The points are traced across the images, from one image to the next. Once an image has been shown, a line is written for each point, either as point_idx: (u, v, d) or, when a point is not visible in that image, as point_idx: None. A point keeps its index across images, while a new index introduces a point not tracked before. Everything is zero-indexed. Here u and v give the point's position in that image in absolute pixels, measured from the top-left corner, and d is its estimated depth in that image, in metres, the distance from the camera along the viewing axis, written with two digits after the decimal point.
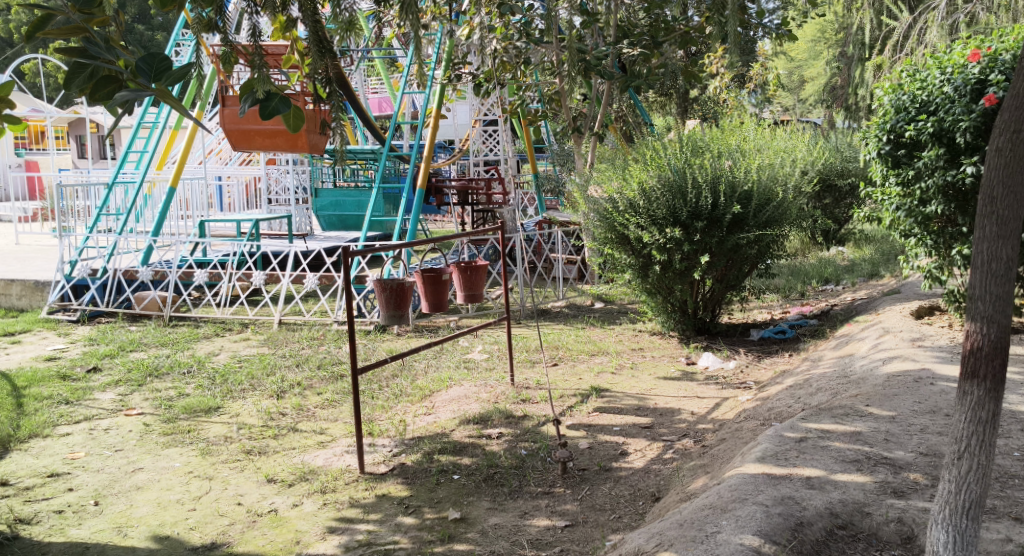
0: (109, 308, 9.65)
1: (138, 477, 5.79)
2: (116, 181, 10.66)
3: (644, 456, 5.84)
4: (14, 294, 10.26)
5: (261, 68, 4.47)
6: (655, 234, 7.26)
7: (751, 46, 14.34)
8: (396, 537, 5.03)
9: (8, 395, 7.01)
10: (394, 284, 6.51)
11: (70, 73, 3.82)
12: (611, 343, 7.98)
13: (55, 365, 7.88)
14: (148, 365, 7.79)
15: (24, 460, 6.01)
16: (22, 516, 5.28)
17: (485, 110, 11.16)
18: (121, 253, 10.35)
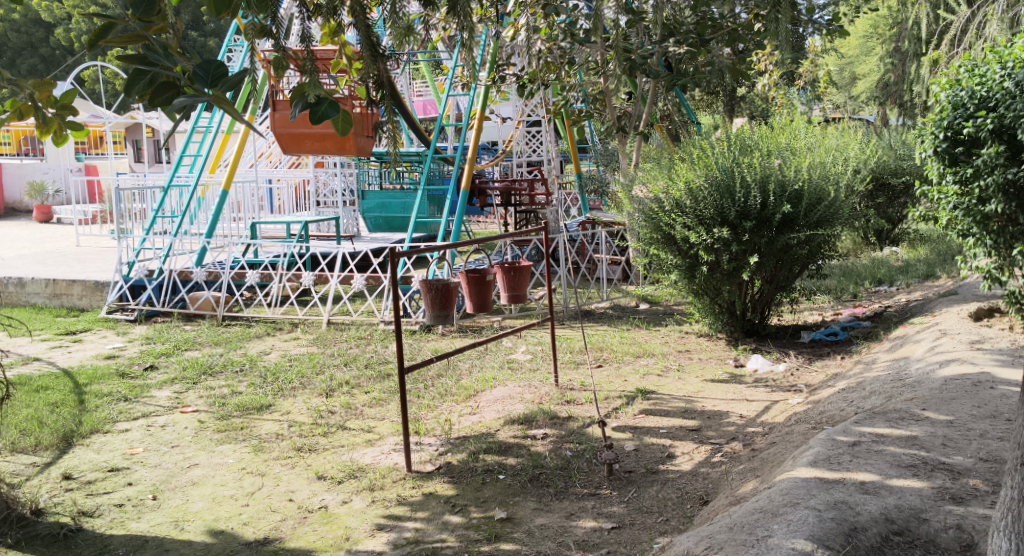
0: (165, 307, 9.79)
1: (193, 472, 5.87)
2: (171, 184, 10.79)
3: (692, 459, 5.79)
4: (75, 294, 10.46)
5: (313, 74, 4.55)
6: (702, 234, 7.21)
7: (803, 43, 14.17)
8: (443, 536, 5.04)
9: (70, 392, 7.14)
10: (440, 284, 6.53)
11: (129, 79, 3.92)
12: (658, 345, 7.93)
13: (113, 363, 8.01)
14: (202, 363, 7.89)
15: (86, 455, 6.11)
16: (84, 509, 5.37)
17: (528, 111, 11.09)
18: (177, 254, 10.52)
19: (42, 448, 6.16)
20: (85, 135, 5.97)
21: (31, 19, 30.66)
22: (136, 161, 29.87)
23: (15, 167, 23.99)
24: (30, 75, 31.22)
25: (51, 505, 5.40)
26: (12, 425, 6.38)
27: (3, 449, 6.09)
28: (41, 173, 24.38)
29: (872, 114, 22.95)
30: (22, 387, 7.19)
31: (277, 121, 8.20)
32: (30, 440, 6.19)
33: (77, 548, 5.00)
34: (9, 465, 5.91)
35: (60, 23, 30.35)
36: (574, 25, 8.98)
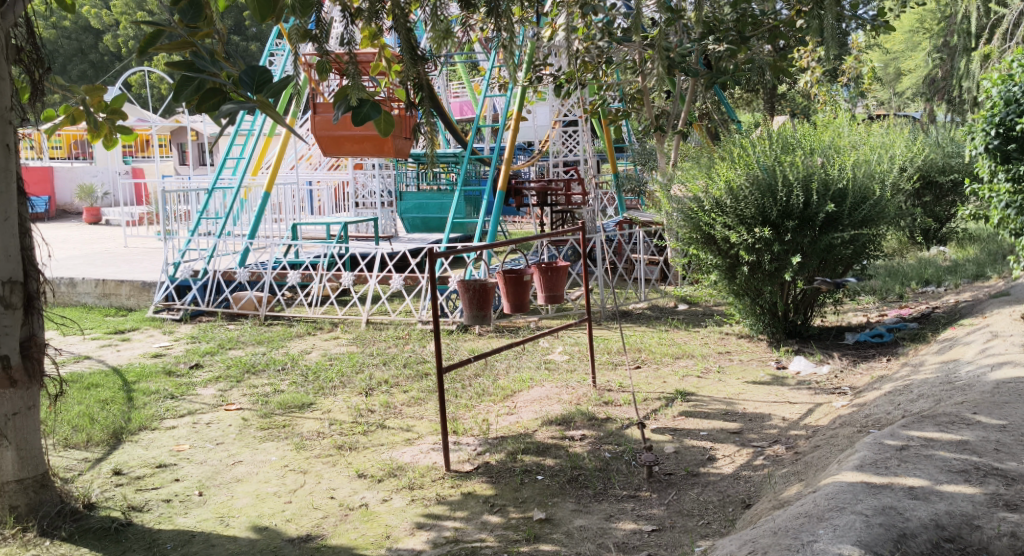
0: (209, 307, 9.88)
1: (238, 469, 5.90)
2: (215, 187, 10.87)
3: (733, 462, 5.72)
4: (123, 294, 10.58)
5: (355, 76, 4.58)
6: (743, 234, 7.14)
7: (847, 39, 13.98)
8: (482, 536, 5.02)
9: (119, 389, 7.23)
10: (477, 284, 6.51)
11: (178, 83, 3.99)
12: (697, 346, 7.86)
13: (160, 361, 8.09)
14: (245, 362, 7.95)
15: (134, 451, 6.17)
16: (133, 504, 5.43)
17: (565, 111, 10.98)
18: (220, 254, 10.62)
19: (93, 444, 6.23)
20: (133, 138, 6.14)
21: (81, 26, 31.00)
22: (181, 164, 30.19)
23: (66, 170, 24.39)
24: (80, 81, 31.68)
25: (102, 500, 5.46)
26: (64, 421, 6.47)
27: (56, 444, 6.18)
28: (90, 176, 24.73)
29: (919, 109, 22.61)
30: (73, 385, 7.29)
31: (318, 123, 8.25)
32: (82, 436, 6.27)
33: (126, 542, 5.05)
34: (61, 460, 5.99)
35: (108, 29, 30.72)
36: (611, 24, 8.92)
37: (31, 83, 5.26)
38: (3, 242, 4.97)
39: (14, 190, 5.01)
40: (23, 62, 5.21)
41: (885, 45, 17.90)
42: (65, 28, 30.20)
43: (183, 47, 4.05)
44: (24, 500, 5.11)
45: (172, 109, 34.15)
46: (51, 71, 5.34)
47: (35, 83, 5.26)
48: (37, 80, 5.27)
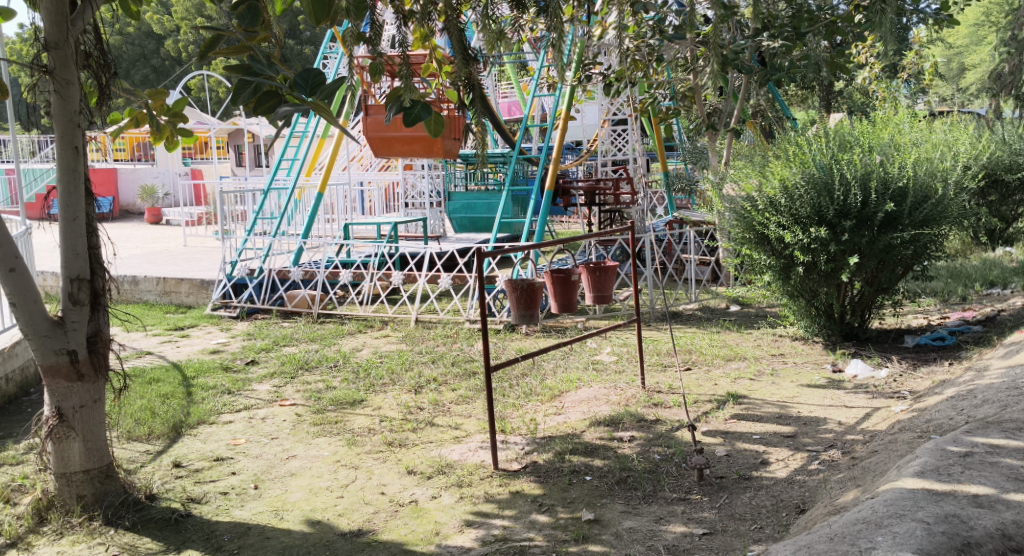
0: (264, 305, 9.95)
1: (292, 463, 5.92)
2: (270, 187, 10.97)
3: (787, 466, 5.61)
4: (183, 292, 10.70)
5: (407, 78, 4.54)
6: (798, 233, 7.02)
7: (908, 33, 13.64)
8: (531, 534, 4.98)
9: (179, 384, 7.31)
10: (525, 284, 6.45)
11: (236, 87, 4.18)
12: (750, 348, 7.73)
13: (218, 357, 8.16)
14: (299, 358, 7.99)
15: (193, 444, 6.22)
16: (192, 496, 5.47)
17: (615, 110, 10.81)
18: (274, 253, 10.72)
19: (155, 437, 6.30)
20: (194, 141, 6.24)
21: (144, 32, 31.39)
22: (238, 165, 30.46)
23: (128, 171, 24.55)
24: (143, 85, 32.13)
25: (163, 491, 5.51)
26: (127, 415, 6.56)
27: (120, 436, 6.26)
28: (152, 178, 24.92)
29: (984, 106, 22.04)
30: (135, 379, 7.39)
31: (370, 126, 8.19)
32: (144, 429, 6.34)
33: (186, 532, 5.10)
34: (125, 452, 6.06)
35: (169, 35, 31.10)
36: (662, 22, 8.82)
37: (98, 87, 5.28)
38: (71, 241, 5.06)
39: (82, 190, 5.08)
40: (91, 68, 5.24)
41: (949, 39, 17.45)
42: (128, 33, 30.59)
43: (242, 50, 4.30)
44: (90, 490, 5.20)
45: (229, 112, 34.45)
46: (118, 75, 5.36)
47: (103, 87, 5.27)
48: (104, 84, 5.29)
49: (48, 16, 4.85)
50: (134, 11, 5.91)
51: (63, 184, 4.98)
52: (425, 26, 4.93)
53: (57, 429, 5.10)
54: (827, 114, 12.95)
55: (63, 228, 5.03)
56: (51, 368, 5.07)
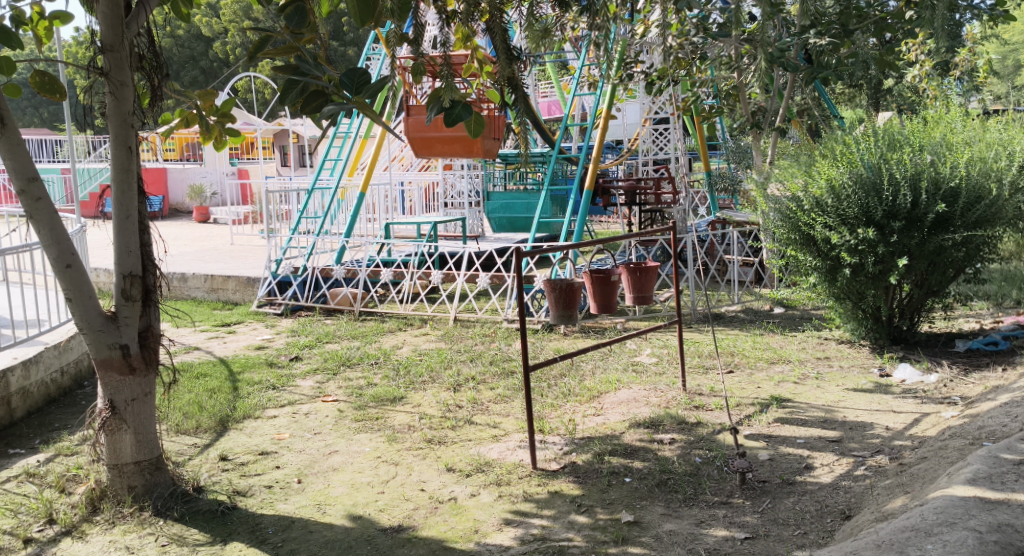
0: (307, 302, 9.99)
1: (334, 458, 5.93)
2: (313, 187, 11.02)
3: (832, 471, 5.50)
4: (229, 289, 10.78)
5: (449, 78, 4.60)
6: (845, 234, 6.93)
7: (960, 31, 13.36)
8: (570, 535, 4.93)
9: (225, 379, 7.36)
10: (564, 284, 6.39)
11: (283, 88, 4.21)
12: (794, 351, 7.61)
13: (263, 353, 8.22)
14: (341, 355, 8.01)
15: (239, 438, 6.26)
16: (237, 489, 5.50)
17: (656, 108, 10.71)
18: (317, 251, 10.76)
19: (202, 430, 6.34)
20: (241, 141, 6.30)
21: (193, 35, 31.76)
22: (282, 166, 30.71)
23: (178, 171, 24.81)
24: (192, 87, 32.56)
25: (210, 484, 5.54)
26: (176, 408, 6.62)
27: (169, 429, 6.32)
28: (200, 177, 25.14)
29: None
30: (184, 374, 7.46)
31: (410, 125, 8.10)
32: (192, 422, 6.39)
33: (232, 524, 5.12)
34: (173, 445, 6.11)
35: (217, 37, 31.44)
36: (706, 19, 8.76)
37: (150, 89, 5.31)
38: (124, 238, 5.09)
39: (135, 190, 5.12)
40: (144, 70, 5.26)
41: None
42: (179, 36, 30.97)
43: (290, 50, 4.41)
44: (140, 481, 5.24)
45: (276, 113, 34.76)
46: (169, 77, 5.39)
47: (155, 89, 5.29)
48: (156, 86, 5.32)
49: (104, 20, 4.87)
50: (184, 13, 5.95)
51: (118, 183, 5.02)
52: (469, 27, 4.97)
53: (110, 421, 5.15)
54: (875, 111, 12.71)
55: (117, 226, 5.08)
56: (104, 361, 5.11)
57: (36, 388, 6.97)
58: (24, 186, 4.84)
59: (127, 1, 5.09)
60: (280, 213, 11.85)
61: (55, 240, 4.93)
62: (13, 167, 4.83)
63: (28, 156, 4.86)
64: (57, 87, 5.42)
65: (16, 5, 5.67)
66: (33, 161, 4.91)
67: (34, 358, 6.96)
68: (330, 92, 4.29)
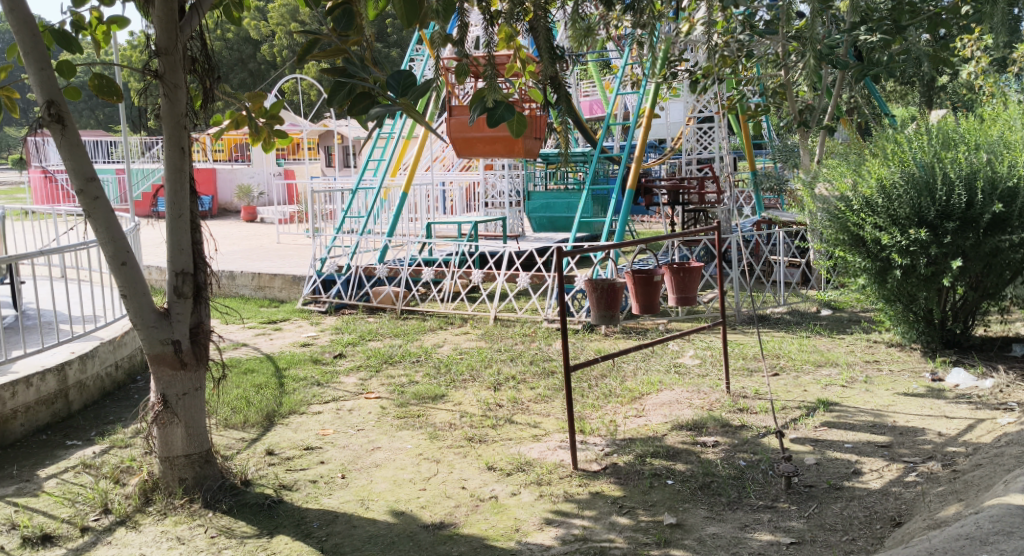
0: (351, 300, 10.02)
1: (377, 455, 5.92)
2: (357, 187, 11.06)
3: (882, 477, 5.38)
4: (276, 287, 10.85)
5: (491, 78, 4.57)
6: (896, 235, 6.81)
7: None
8: (612, 536, 4.87)
9: (272, 375, 7.41)
10: (606, 284, 6.31)
11: (331, 89, 4.27)
12: (842, 354, 7.47)
13: (308, 350, 8.25)
14: (383, 353, 8.02)
15: (285, 433, 6.28)
16: (284, 483, 5.51)
17: (700, 107, 10.47)
18: (360, 250, 10.79)
19: (249, 425, 6.37)
20: (289, 141, 6.37)
21: (242, 37, 32.06)
22: (327, 165, 30.93)
23: (227, 171, 25.03)
24: (241, 89, 32.97)
25: (257, 477, 5.56)
26: (224, 403, 6.66)
27: (217, 424, 6.36)
28: (248, 177, 25.35)
29: None
30: (232, 369, 7.52)
31: (452, 126, 8.01)
32: (240, 417, 6.43)
33: (278, 518, 5.13)
34: (221, 439, 6.15)
35: (265, 39, 31.73)
36: (753, 17, 8.66)
37: (203, 91, 5.33)
38: (176, 236, 5.12)
39: (187, 189, 5.14)
40: (197, 73, 5.29)
41: None
42: (229, 39, 31.30)
43: (337, 53, 4.46)
44: (190, 474, 5.26)
45: (320, 114, 34.99)
46: (222, 80, 5.40)
47: (208, 91, 5.31)
48: (208, 89, 5.35)
49: (159, 23, 4.89)
50: (235, 16, 6.00)
51: (171, 183, 5.05)
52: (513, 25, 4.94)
53: (162, 415, 5.18)
54: (927, 108, 12.42)
55: (170, 225, 5.10)
56: (156, 356, 5.14)
57: (93, 381, 7.06)
58: (82, 186, 4.87)
59: (180, 4, 5.11)
60: (324, 213, 11.91)
61: (111, 237, 4.97)
62: (72, 167, 4.87)
63: (86, 156, 4.89)
64: (114, 90, 5.47)
65: (76, 10, 5.75)
66: (90, 161, 4.94)
67: (91, 352, 7.05)
68: (376, 95, 4.31)
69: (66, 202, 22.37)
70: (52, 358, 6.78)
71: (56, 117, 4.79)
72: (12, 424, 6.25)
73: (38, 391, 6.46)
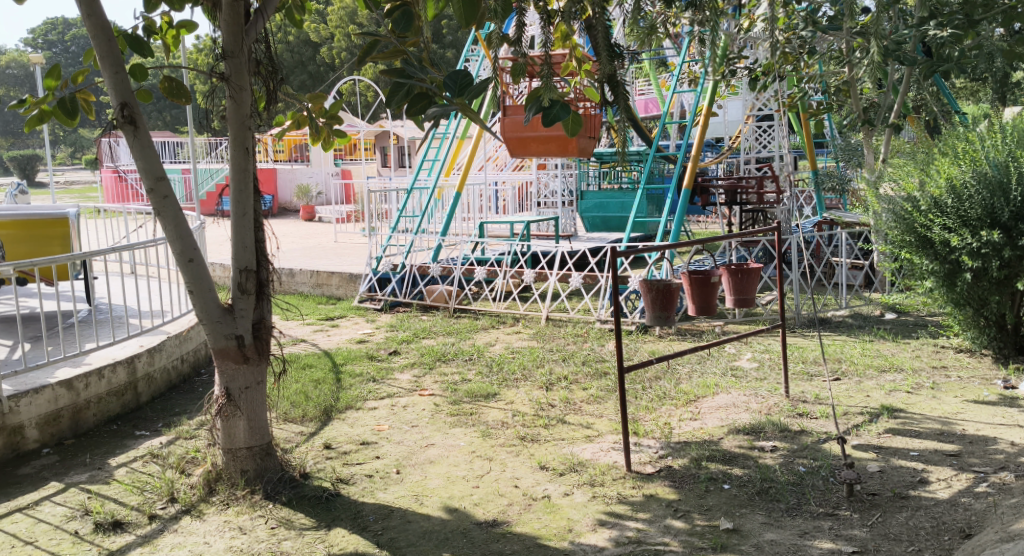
0: (405, 298, 10.02)
1: (431, 451, 5.88)
2: (412, 186, 11.06)
3: (950, 486, 5.19)
4: (333, 285, 10.89)
5: (548, 77, 4.49)
6: (966, 237, 6.59)
7: None
8: (667, 539, 4.77)
9: (329, 370, 7.42)
10: (661, 284, 6.19)
11: (389, 89, 4.23)
12: (907, 359, 7.25)
13: (363, 347, 8.25)
14: (437, 350, 7.99)
15: (342, 428, 6.27)
16: (340, 476, 5.49)
17: (760, 104, 10.23)
18: (415, 249, 10.80)
19: (308, 419, 6.38)
20: (348, 141, 6.35)
21: (302, 40, 32.37)
22: (383, 166, 31.13)
23: (287, 171, 25.37)
24: (301, 90, 33.41)
25: (315, 470, 5.56)
26: (283, 397, 6.68)
27: (277, 417, 6.38)
28: (307, 177, 25.64)
29: None
30: (290, 365, 7.56)
31: (506, 125, 7.87)
32: (298, 411, 6.44)
33: (335, 511, 5.11)
34: (281, 432, 6.17)
35: (325, 41, 32.03)
36: (816, 13, 8.46)
37: (266, 93, 5.33)
38: (240, 235, 5.12)
39: (252, 189, 5.14)
40: (261, 75, 5.29)
41: None
42: (290, 42, 31.67)
43: (396, 54, 4.44)
44: (252, 466, 5.28)
45: (377, 115, 35.20)
46: (285, 81, 5.40)
47: (271, 93, 5.31)
48: (272, 91, 5.34)
49: (225, 27, 4.90)
50: (297, 19, 6.01)
51: (235, 183, 5.05)
52: (570, 24, 4.86)
53: (225, 408, 5.21)
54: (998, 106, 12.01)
55: (234, 223, 5.11)
56: (220, 351, 5.16)
57: (160, 374, 7.13)
58: (152, 185, 4.90)
59: (246, 7, 5.13)
60: (380, 212, 11.94)
61: (178, 235, 4.99)
62: (143, 167, 4.91)
63: (156, 156, 4.93)
64: (183, 92, 5.51)
65: (148, 15, 5.79)
66: (160, 161, 4.98)
67: (159, 345, 7.12)
68: (434, 95, 4.26)
69: (135, 201, 22.93)
70: (122, 351, 6.87)
71: (129, 119, 4.82)
72: (85, 414, 6.35)
73: (110, 382, 6.55)
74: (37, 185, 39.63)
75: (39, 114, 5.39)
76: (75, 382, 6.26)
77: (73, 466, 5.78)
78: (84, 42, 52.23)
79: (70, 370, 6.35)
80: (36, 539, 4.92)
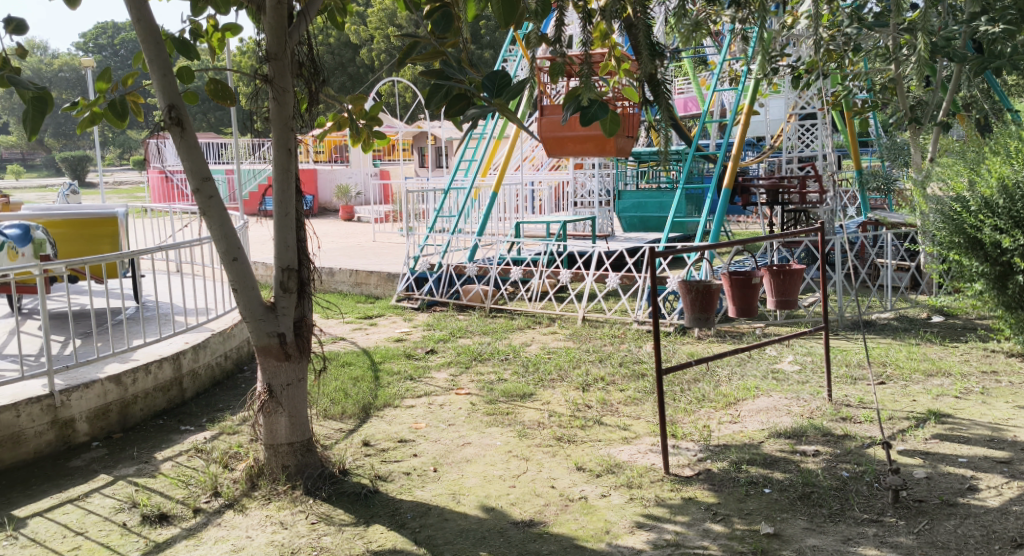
0: (442, 298, 10.00)
1: (467, 450, 5.84)
2: (450, 186, 11.05)
3: (999, 494, 5.05)
4: (372, 284, 10.90)
5: (587, 76, 4.42)
6: (1018, 238, 6.41)
7: None
8: (706, 543, 4.68)
9: (367, 368, 7.42)
10: (701, 285, 6.09)
11: (428, 90, 4.18)
12: (955, 363, 7.08)
13: (401, 345, 8.23)
14: (473, 350, 7.96)
15: (380, 425, 6.25)
16: (379, 473, 5.47)
17: (803, 104, 10.07)
18: (452, 248, 10.78)
19: (347, 416, 6.37)
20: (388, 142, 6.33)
21: (343, 42, 32.60)
22: (421, 166, 31.20)
23: (327, 172, 25.56)
24: (341, 92, 33.66)
25: (353, 467, 5.54)
26: (323, 394, 6.69)
27: (317, 414, 6.39)
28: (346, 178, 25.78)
29: None
30: (330, 362, 7.57)
31: (544, 125, 7.80)
32: (337, 408, 6.43)
33: (374, 507, 5.09)
34: (320, 429, 6.17)
35: (365, 43, 32.21)
36: (861, 9, 8.31)
37: (308, 95, 5.32)
38: (282, 234, 5.11)
39: (294, 189, 5.13)
40: (303, 77, 5.28)
41: None
42: (331, 43, 31.90)
43: (435, 55, 4.39)
44: (293, 461, 5.27)
45: (416, 116, 35.35)
46: (326, 83, 5.38)
47: (313, 95, 5.30)
48: (314, 92, 5.33)
49: (269, 29, 4.89)
50: (339, 21, 6.00)
51: (278, 183, 5.04)
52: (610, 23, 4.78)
53: (267, 404, 5.20)
54: None
55: (276, 223, 5.10)
56: (263, 348, 5.15)
57: (205, 370, 7.16)
58: (197, 185, 4.91)
59: (288, 10, 5.12)
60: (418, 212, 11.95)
61: (223, 234, 4.99)
62: (189, 167, 4.91)
63: (202, 156, 4.93)
64: (228, 94, 5.52)
65: (195, 18, 5.80)
66: (206, 162, 4.98)
67: (203, 342, 7.15)
68: (472, 95, 4.21)
69: (179, 201, 23.28)
70: (168, 347, 6.91)
71: (176, 120, 4.83)
72: (133, 408, 6.39)
73: (156, 378, 6.59)
74: (87, 184, 40.43)
75: (91, 115, 5.42)
76: (123, 377, 6.30)
77: (121, 460, 5.82)
78: (132, 46, 53.19)
79: (118, 366, 6.39)
80: (85, 530, 4.95)
